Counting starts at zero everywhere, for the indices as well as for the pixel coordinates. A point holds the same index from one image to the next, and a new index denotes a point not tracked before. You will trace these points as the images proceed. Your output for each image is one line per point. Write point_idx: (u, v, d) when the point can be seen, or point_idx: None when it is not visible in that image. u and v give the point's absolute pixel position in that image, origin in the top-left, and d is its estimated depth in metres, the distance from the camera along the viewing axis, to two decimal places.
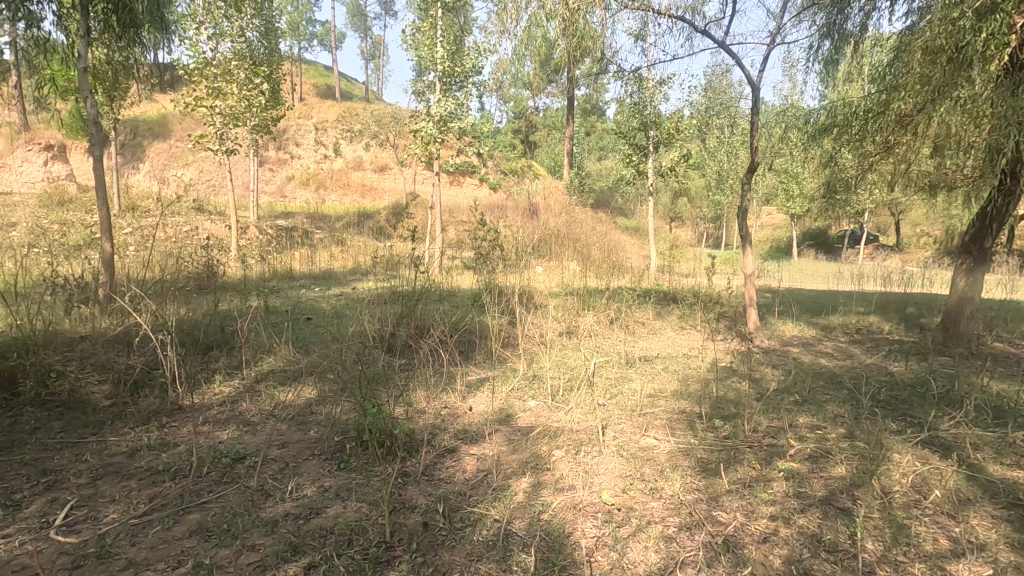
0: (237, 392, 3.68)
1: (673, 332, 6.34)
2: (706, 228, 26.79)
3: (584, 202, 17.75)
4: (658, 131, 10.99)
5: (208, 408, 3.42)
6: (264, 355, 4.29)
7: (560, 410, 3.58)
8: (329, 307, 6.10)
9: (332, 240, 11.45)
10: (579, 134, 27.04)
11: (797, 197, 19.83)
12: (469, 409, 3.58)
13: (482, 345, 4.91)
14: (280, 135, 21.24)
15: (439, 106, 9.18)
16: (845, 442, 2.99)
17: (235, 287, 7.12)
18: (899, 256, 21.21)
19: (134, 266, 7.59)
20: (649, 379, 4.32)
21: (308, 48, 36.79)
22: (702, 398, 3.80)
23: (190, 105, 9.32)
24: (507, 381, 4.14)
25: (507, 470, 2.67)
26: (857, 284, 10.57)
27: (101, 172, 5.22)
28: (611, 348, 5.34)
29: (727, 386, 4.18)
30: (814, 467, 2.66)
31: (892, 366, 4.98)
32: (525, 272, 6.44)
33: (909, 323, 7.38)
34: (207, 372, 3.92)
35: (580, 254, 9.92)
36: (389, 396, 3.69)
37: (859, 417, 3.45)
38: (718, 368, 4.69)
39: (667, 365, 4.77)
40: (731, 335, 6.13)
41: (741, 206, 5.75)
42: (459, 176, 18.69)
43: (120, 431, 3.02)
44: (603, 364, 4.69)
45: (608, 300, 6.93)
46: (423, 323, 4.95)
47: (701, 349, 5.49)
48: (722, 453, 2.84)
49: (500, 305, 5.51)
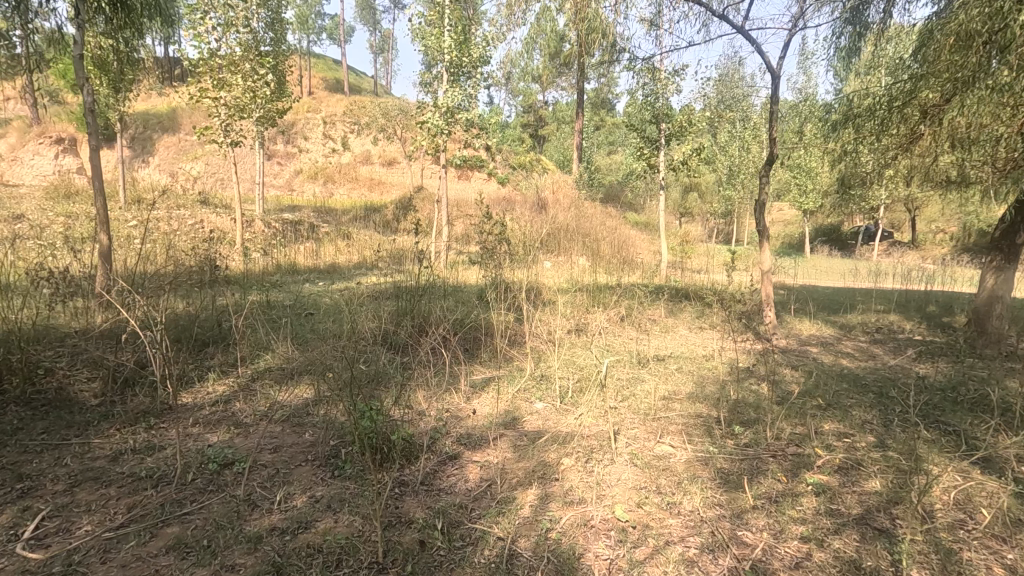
0: (232, 390, 3.52)
1: (686, 329, 6.15)
2: (717, 224, 26.43)
3: (593, 196, 17.51)
4: (669, 123, 10.69)
5: (200, 407, 3.26)
6: (261, 352, 4.14)
7: (568, 413, 3.39)
8: (332, 302, 5.95)
9: (339, 233, 11.31)
10: (588, 128, 26.77)
11: (810, 192, 19.46)
12: (473, 411, 3.41)
13: (488, 343, 4.74)
14: (288, 129, 21.14)
15: (446, 97, 9.01)
16: (876, 452, 2.77)
17: (238, 280, 7.00)
18: (914, 253, 20.84)
19: (137, 260, 7.50)
20: (662, 380, 4.13)
21: (317, 42, 36.64)
22: (718, 401, 3.60)
23: (195, 97, 9.19)
24: (513, 381, 3.96)
25: (512, 479, 2.48)
26: (873, 281, 10.30)
27: (98, 163, 5.07)
28: (621, 347, 5.15)
29: (745, 387, 3.98)
30: (846, 480, 2.45)
31: (918, 368, 4.74)
32: (533, 267, 6.25)
33: (930, 321, 7.12)
34: (201, 370, 3.76)
35: (588, 250, 9.71)
36: (389, 396, 3.52)
37: (889, 423, 3.24)
38: (734, 369, 4.49)
39: (680, 365, 4.57)
40: (746, 334, 5.92)
41: (758, 200, 5.51)
42: (466, 169, 18.51)
43: (105, 432, 2.86)
44: (614, 363, 4.50)
45: (619, 296, 6.74)
46: (427, 319, 4.77)
47: (716, 348, 5.28)
48: (744, 463, 2.64)
49: (508, 302, 5.33)
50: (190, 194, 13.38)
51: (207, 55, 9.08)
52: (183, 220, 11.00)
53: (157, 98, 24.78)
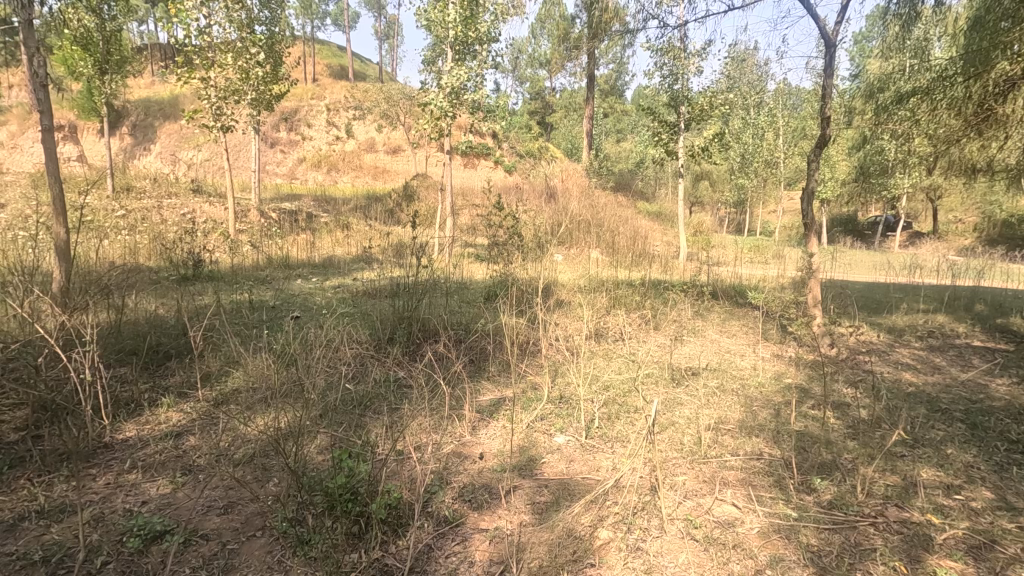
0: (188, 420, 2.91)
1: (718, 335, 5.49)
2: (730, 214, 25.60)
3: (605, 185, 16.76)
4: (689, 106, 9.88)
5: (144, 444, 2.66)
6: (232, 365, 3.50)
7: (596, 452, 2.77)
8: (323, 303, 5.33)
9: (337, 223, 10.68)
10: (598, 114, 25.94)
11: (829, 181, 18.47)
12: (481, 450, 2.80)
13: (497, 353, 4.08)
14: (292, 115, 20.39)
15: (451, 76, 8.21)
16: (1007, 520, 2.12)
17: (225, 277, 6.38)
18: (935, 243, 20.02)
19: (115, 257, 6.90)
20: (704, 403, 3.50)
21: (323, 28, 35.67)
22: (780, 436, 2.96)
23: (182, 78, 8.50)
24: (529, 405, 3.34)
25: (532, 564, 1.87)
26: (908, 276, 9.56)
27: (53, 147, 4.40)
28: (650, 356, 4.51)
29: (805, 414, 3.33)
30: (985, 570, 1.82)
31: (997, 386, 4.07)
32: (547, 262, 5.59)
33: (985, 324, 6.40)
34: (155, 393, 3.14)
35: (603, 242, 9.03)
36: (379, 430, 2.90)
37: (1001, 470, 2.60)
38: (787, 390, 3.81)
39: (721, 383, 3.91)
40: (788, 341, 5.26)
41: (806, 188, 4.80)
42: (472, 158, 17.80)
43: (11, 485, 2.25)
44: (645, 380, 3.85)
45: (642, 297, 6.08)
46: (427, 327, 4.14)
47: (758, 361, 4.61)
48: (837, 536, 2.02)
49: (519, 306, 4.69)
50: (182, 182, 12.78)
51: (197, 33, 8.44)
52: (173, 210, 10.40)
53: (157, 85, 24.22)
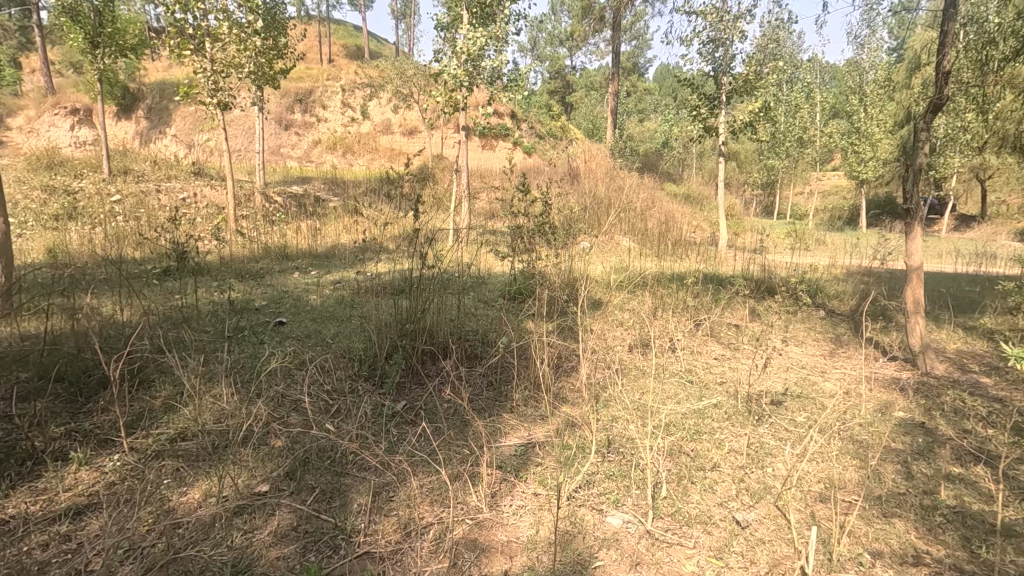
0: (102, 488, 2.11)
1: (783, 342, 4.59)
2: (759, 196, 24.26)
3: (631, 166, 15.71)
4: (732, 78, 8.67)
5: (23, 534, 1.86)
6: (179, 399, 2.70)
7: (673, 550, 1.91)
8: (317, 304, 4.50)
9: (345, 208, 9.90)
10: (623, 92, 24.62)
11: (870, 159, 16.69)
12: (504, 543, 1.95)
13: (522, 375, 3.23)
14: (306, 97, 19.57)
15: (467, 41, 7.21)
16: None
17: (213, 271, 5.60)
18: (986, 227, 18.48)
19: (98, 247, 6.16)
20: (801, 452, 2.62)
21: (338, 6, 34.50)
22: (937, 520, 2.06)
23: (175, 50, 7.47)
24: (569, 459, 2.47)
25: None
26: (979, 266, 8.44)
27: None
28: (709, 375, 3.65)
29: (950, 477, 2.40)
30: None
31: None
32: (579, 255, 4.70)
33: None
34: (69, 442, 2.35)
35: (634, 230, 8.07)
36: (362, 508, 2.07)
37: None
38: (903, 431, 2.89)
39: (814, 419, 3.02)
40: (873, 352, 4.32)
41: (918, 162, 3.78)
42: (490, 139, 16.81)
43: None
44: (714, 416, 2.98)
45: (689, 294, 5.16)
46: (432, 341, 3.29)
47: (847, 383, 3.66)
48: None
49: (548, 314, 3.82)
50: (186, 165, 12.01)
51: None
52: (171, 194, 9.67)
53: (173, 67, 23.55)
